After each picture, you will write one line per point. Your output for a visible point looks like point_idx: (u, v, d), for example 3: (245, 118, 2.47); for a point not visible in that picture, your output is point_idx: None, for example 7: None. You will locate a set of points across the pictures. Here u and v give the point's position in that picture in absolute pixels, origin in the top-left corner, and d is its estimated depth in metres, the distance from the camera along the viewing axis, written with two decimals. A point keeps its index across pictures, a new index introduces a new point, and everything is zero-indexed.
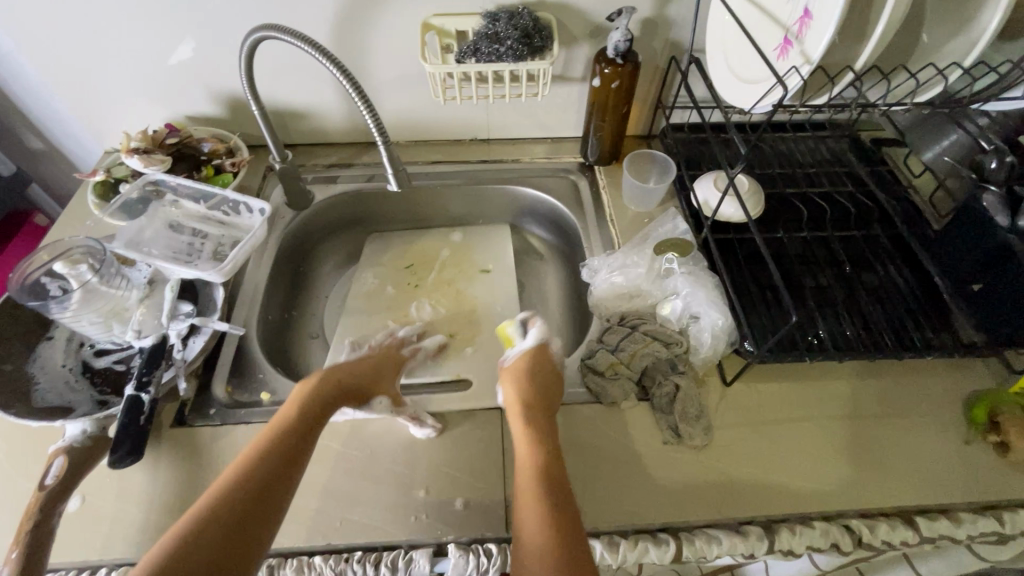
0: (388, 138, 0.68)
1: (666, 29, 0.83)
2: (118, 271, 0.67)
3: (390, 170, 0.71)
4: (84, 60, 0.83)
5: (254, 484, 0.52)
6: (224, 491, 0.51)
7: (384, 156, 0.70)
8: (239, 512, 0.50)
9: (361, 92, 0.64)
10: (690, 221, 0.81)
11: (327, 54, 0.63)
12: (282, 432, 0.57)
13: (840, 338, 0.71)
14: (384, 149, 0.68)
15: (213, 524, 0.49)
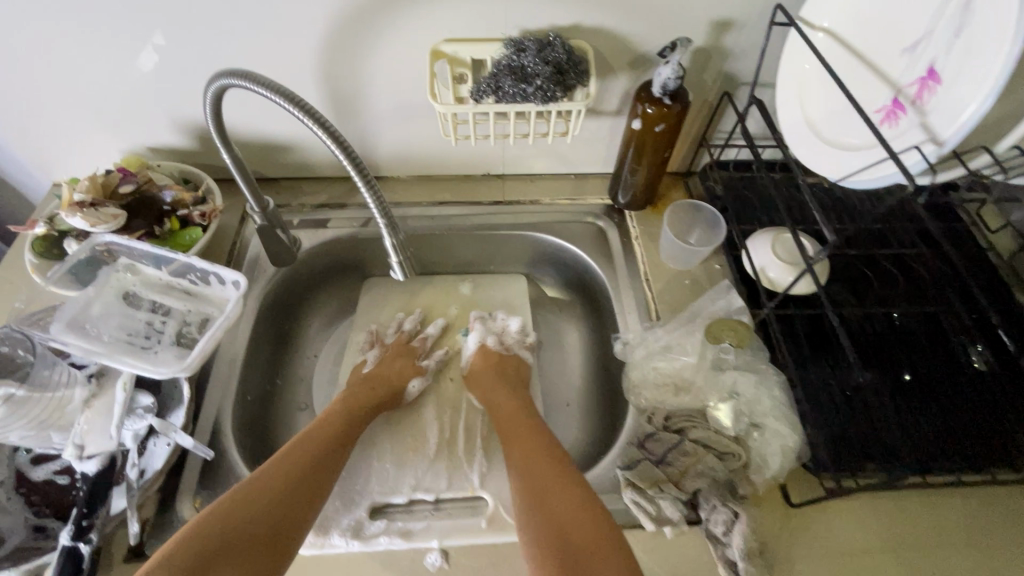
0: (394, 219, 0.55)
1: (720, 61, 0.70)
2: (55, 366, 0.55)
3: (396, 255, 0.58)
4: (23, 84, 0.69)
5: (290, 479, 0.52)
6: (256, 482, 0.51)
7: (389, 244, 0.57)
8: (271, 503, 0.50)
9: (354, 158, 0.50)
10: (744, 290, 0.70)
11: (311, 112, 0.49)
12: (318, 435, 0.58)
13: (924, 447, 0.60)
14: (389, 235, 0.56)
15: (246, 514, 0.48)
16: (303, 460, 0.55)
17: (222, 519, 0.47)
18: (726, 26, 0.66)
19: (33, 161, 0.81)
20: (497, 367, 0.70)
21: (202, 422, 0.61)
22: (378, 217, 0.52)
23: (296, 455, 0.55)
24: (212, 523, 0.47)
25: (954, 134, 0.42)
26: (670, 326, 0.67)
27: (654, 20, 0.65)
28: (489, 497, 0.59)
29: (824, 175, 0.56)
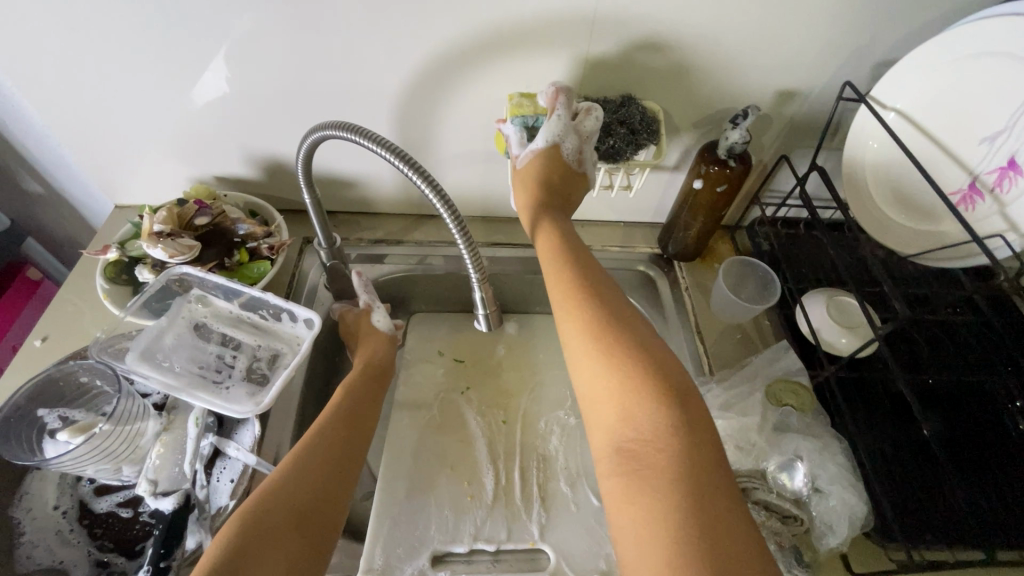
0: (484, 269, 0.58)
1: (781, 126, 0.72)
2: (132, 397, 0.55)
3: (483, 304, 0.60)
4: (107, 112, 0.71)
5: (308, 493, 0.51)
6: (276, 491, 0.49)
7: (477, 297, 0.60)
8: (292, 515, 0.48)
9: (455, 213, 0.52)
10: (800, 351, 0.72)
11: (417, 168, 0.52)
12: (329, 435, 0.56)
13: (982, 520, 0.60)
14: (479, 289, 0.59)
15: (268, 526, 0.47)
16: (324, 467, 0.53)
17: (246, 529, 0.46)
18: (792, 95, 0.68)
19: (100, 184, 0.82)
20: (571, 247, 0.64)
21: None
22: (473, 272, 0.56)
23: (312, 461, 0.53)
24: (234, 536, 0.45)
25: None
26: (728, 382, 0.68)
27: (724, 87, 0.68)
28: (550, 549, 0.59)
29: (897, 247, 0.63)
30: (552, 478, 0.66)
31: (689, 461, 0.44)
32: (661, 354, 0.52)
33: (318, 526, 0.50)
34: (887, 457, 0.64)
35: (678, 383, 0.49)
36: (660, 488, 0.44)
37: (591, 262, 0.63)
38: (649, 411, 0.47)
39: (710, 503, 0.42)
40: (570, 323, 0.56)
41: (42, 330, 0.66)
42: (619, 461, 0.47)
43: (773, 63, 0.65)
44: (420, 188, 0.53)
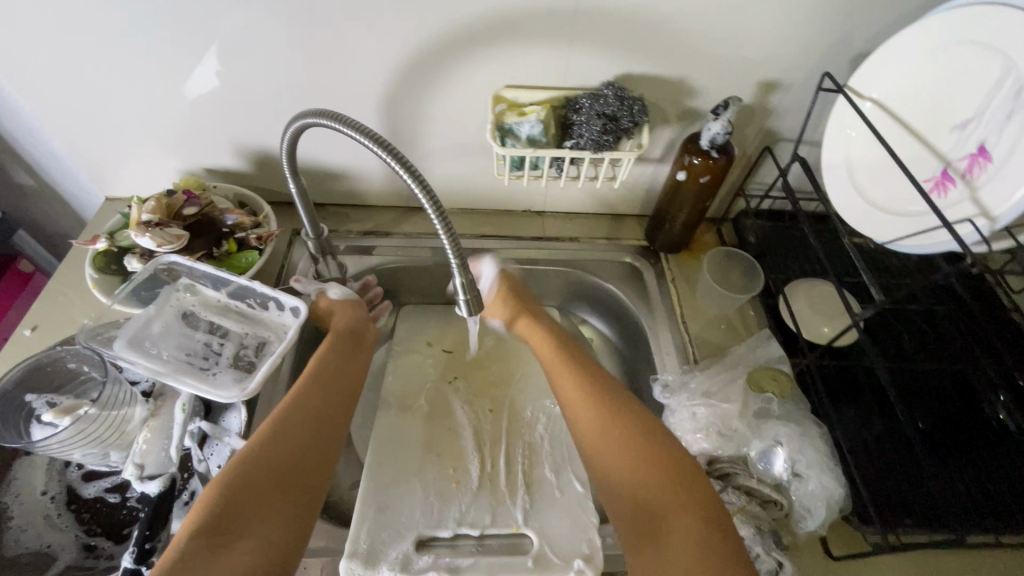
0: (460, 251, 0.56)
1: (763, 118, 0.73)
2: (119, 384, 0.56)
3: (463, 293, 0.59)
4: (96, 104, 0.72)
5: (290, 446, 0.54)
6: (258, 444, 0.53)
7: (456, 281, 0.59)
8: (276, 466, 0.52)
9: (430, 190, 0.52)
10: (783, 340, 0.72)
11: (396, 155, 0.52)
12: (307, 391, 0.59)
13: (958, 503, 0.61)
14: (458, 275, 0.57)
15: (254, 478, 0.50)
16: (310, 421, 0.57)
17: (231, 482, 0.49)
18: (773, 87, 0.69)
19: (92, 177, 0.83)
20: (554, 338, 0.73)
21: None
22: (453, 259, 0.54)
23: (291, 416, 0.56)
24: (221, 487, 0.49)
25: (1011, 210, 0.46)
26: (710, 370, 0.69)
27: (707, 78, 0.69)
28: (533, 534, 0.59)
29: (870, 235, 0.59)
30: (536, 465, 0.66)
31: (689, 502, 0.53)
32: (639, 412, 0.62)
33: (304, 475, 0.54)
34: (864, 441, 0.65)
35: (662, 437, 0.59)
36: (672, 537, 0.51)
37: (576, 349, 0.72)
38: (645, 466, 0.56)
39: (714, 539, 0.50)
40: (569, 403, 0.66)
41: (32, 319, 0.66)
42: (636, 520, 0.54)
43: (754, 54, 0.65)
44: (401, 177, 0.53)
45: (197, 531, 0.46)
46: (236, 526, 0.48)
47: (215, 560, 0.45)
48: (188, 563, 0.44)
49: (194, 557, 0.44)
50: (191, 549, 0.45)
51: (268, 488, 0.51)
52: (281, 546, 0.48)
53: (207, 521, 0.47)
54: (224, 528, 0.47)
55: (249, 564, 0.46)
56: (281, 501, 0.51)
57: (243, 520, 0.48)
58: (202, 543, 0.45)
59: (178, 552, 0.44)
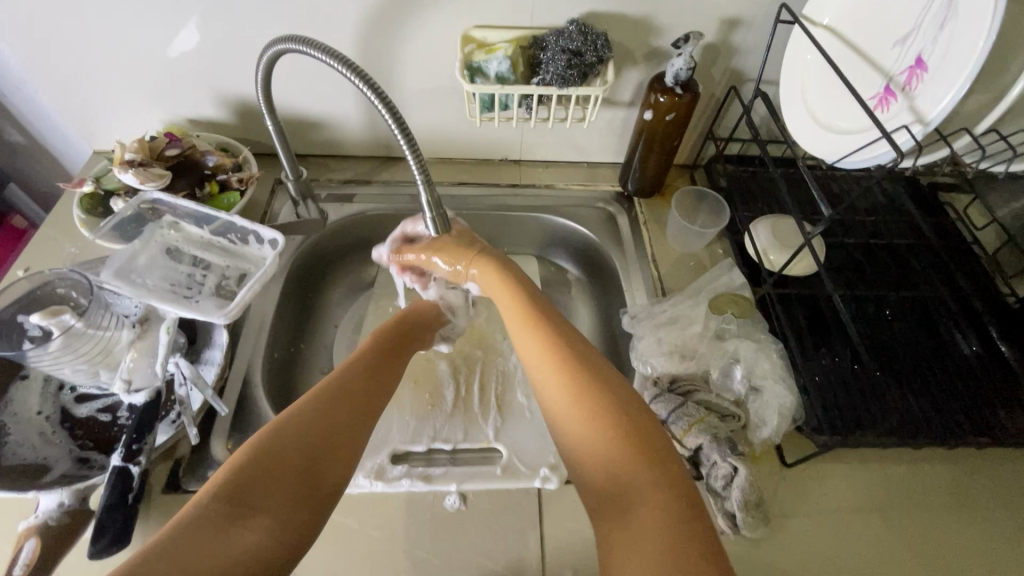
0: (429, 179, 0.55)
1: (728, 57, 0.75)
2: (106, 308, 0.59)
3: (430, 214, 0.59)
4: (77, 54, 0.74)
5: (329, 419, 0.49)
6: (300, 411, 0.48)
7: (423, 199, 0.58)
8: (313, 436, 0.47)
9: (402, 123, 0.51)
10: (746, 271, 0.75)
11: (361, 74, 0.52)
12: (355, 369, 0.55)
13: (910, 416, 0.63)
14: (425, 192, 0.56)
15: (290, 447, 0.45)
16: (355, 399, 0.52)
17: (264, 446, 0.45)
18: (736, 23, 0.71)
19: (77, 132, 0.85)
20: (512, 276, 0.61)
21: (235, 370, 0.64)
22: (416, 173, 0.52)
23: (339, 391, 0.52)
24: (255, 450, 0.44)
25: (938, 112, 0.49)
26: (676, 300, 0.72)
27: (670, 15, 0.70)
28: (503, 448, 0.63)
29: (822, 156, 0.62)
30: (510, 392, 0.69)
31: (660, 478, 0.43)
32: (603, 366, 0.51)
33: (338, 455, 0.47)
34: (822, 363, 0.67)
35: (627, 398, 0.48)
36: (637, 511, 0.42)
37: (535, 292, 0.60)
38: (609, 429, 0.46)
39: (682, 517, 0.41)
40: (528, 356, 0.54)
41: (23, 259, 0.69)
42: (596, 485, 0.46)
43: None
44: (368, 98, 0.53)
45: (220, 493, 0.41)
46: (256, 505, 0.41)
47: (229, 530, 0.39)
48: (200, 530, 0.39)
49: (209, 520, 0.39)
50: (207, 513, 0.40)
51: (302, 463, 0.45)
52: (297, 531, 0.42)
53: (233, 483, 0.42)
54: (248, 496, 0.42)
55: (262, 546, 0.40)
56: (307, 478, 0.45)
57: (268, 490, 0.42)
58: (221, 507, 0.40)
59: (194, 513, 0.39)
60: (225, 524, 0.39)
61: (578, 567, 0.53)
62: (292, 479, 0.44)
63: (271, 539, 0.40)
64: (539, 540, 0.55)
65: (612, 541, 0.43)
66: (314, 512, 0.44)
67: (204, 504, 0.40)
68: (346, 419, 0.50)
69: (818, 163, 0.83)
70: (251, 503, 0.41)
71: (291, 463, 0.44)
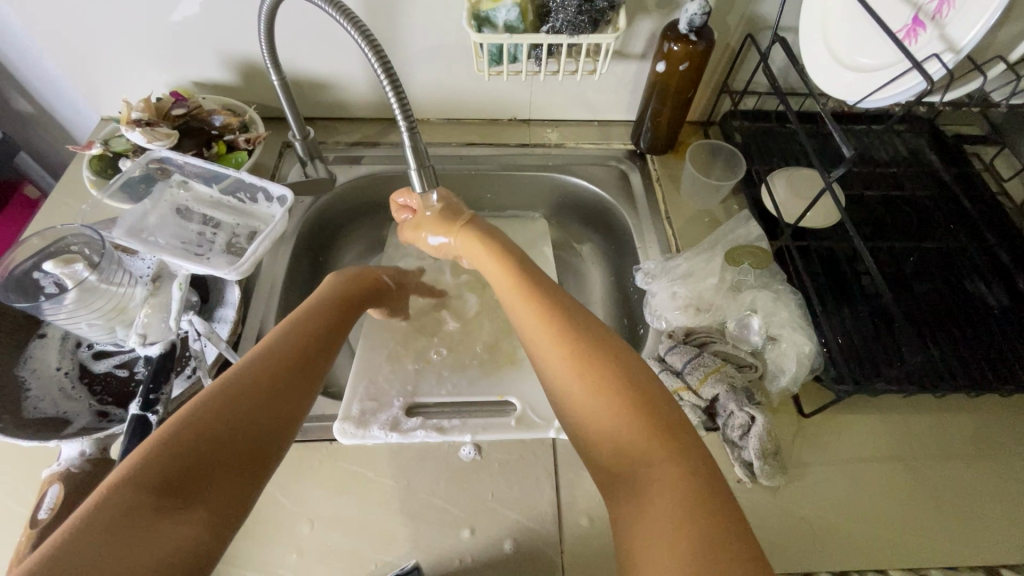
0: (415, 125, 0.56)
1: (746, 3, 0.72)
2: (120, 264, 0.59)
3: (415, 167, 0.58)
4: (77, 16, 0.72)
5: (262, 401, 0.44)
6: (237, 394, 0.43)
7: (406, 149, 0.57)
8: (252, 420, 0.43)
9: (383, 61, 0.52)
10: (763, 225, 0.74)
11: (352, 19, 0.53)
12: (294, 343, 0.51)
13: (934, 364, 0.61)
14: (409, 140, 0.56)
15: (221, 433, 0.40)
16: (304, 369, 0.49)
17: (193, 426, 0.40)
18: None
19: (84, 99, 0.84)
20: (516, 263, 0.59)
21: (248, 327, 0.64)
22: (400, 118, 0.54)
23: (272, 370, 0.47)
24: (186, 432, 0.39)
25: (971, 38, 0.47)
26: (690, 255, 0.71)
27: None
28: (517, 401, 0.63)
29: (845, 98, 0.59)
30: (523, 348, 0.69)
31: (675, 458, 0.42)
32: (626, 352, 0.49)
33: (269, 440, 0.43)
34: (840, 312, 0.66)
35: (644, 381, 0.47)
36: (655, 493, 0.40)
37: (546, 279, 0.57)
38: (626, 412, 0.44)
39: (699, 496, 0.39)
40: (541, 344, 0.51)
41: (35, 223, 0.69)
42: (612, 468, 0.44)
43: None
44: (360, 47, 0.53)
45: (147, 480, 0.36)
46: (194, 486, 0.38)
47: (159, 523, 0.35)
48: (125, 522, 0.34)
49: (133, 510, 0.34)
50: (132, 502, 0.35)
51: (233, 450, 0.41)
52: (229, 523, 0.38)
53: (162, 470, 0.37)
54: (180, 485, 0.37)
55: (197, 543, 0.36)
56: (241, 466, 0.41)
57: (202, 483, 0.38)
58: (150, 499, 0.35)
59: (116, 503, 0.34)
60: (152, 517, 0.35)
61: (594, 514, 0.53)
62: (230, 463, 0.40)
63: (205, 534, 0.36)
64: (554, 488, 0.55)
65: (627, 525, 0.41)
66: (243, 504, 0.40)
67: (137, 486, 0.36)
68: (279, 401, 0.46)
69: (837, 114, 0.81)
70: (183, 495, 0.37)
71: (224, 450, 0.40)
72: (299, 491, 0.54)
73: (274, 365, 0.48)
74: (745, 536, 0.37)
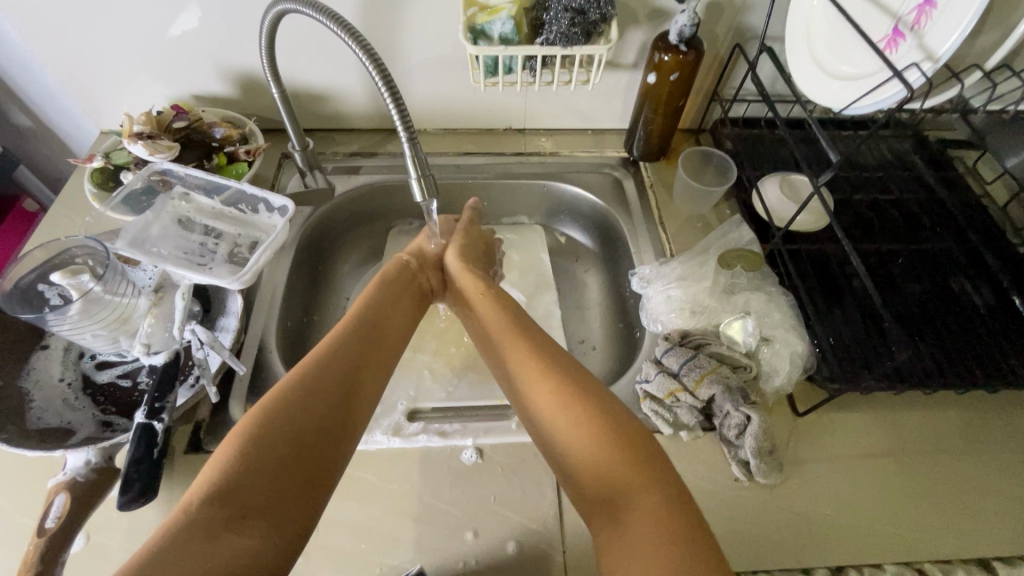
0: (415, 135, 0.57)
1: (733, 14, 0.74)
2: (123, 275, 0.59)
3: (416, 175, 0.60)
4: (78, 32, 0.73)
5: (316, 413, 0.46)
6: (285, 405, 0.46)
7: (407, 158, 0.59)
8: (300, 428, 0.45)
9: (383, 71, 0.54)
10: (755, 229, 0.76)
11: (352, 33, 0.55)
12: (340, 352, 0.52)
13: (924, 362, 0.63)
14: (410, 150, 0.57)
15: (276, 448, 0.43)
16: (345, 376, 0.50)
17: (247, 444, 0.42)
18: None
19: (83, 112, 0.85)
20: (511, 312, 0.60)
21: (250, 335, 0.65)
22: (400, 128, 0.55)
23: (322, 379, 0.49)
24: (242, 449, 0.42)
25: (948, 48, 0.49)
26: (684, 259, 0.72)
27: None
28: None
29: (830, 105, 0.61)
30: None
31: (655, 488, 0.43)
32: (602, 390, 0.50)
33: (326, 450, 0.46)
34: (832, 314, 0.68)
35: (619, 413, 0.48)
36: (632, 523, 0.42)
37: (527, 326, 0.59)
38: (613, 443, 0.46)
39: (677, 529, 0.40)
40: (524, 378, 0.53)
41: (37, 235, 0.70)
42: (592, 493, 0.45)
43: None
44: (361, 60, 0.55)
45: (211, 497, 0.40)
46: (253, 500, 0.41)
47: (222, 536, 0.38)
48: (195, 538, 0.38)
49: (197, 529, 0.38)
50: (195, 523, 0.38)
51: (291, 462, 0.43)
52: (292, 528, 0.41)
53: (221, 487, 0.40)
54: (239, 500, 0.40)
55: (257, 551, 0.39)
56: (297, 474, 0.43)
57: (258, 497, 0.41)
58: (212, 515, 0.39)
59: (183, 522, 0.38)
60: (215, 532, 0.38)
61: None
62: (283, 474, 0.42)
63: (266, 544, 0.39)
64: (555, 490, 0.56)
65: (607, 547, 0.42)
66: (307, 513, 0.43)
67: (199, 506, 0.39)
68: (335, 409, 0.48)
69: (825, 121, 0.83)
70: (240, 510, 0.40)
71: (280, 465, 0.43)
72: None
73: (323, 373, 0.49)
74: (719, 571, 0.38)
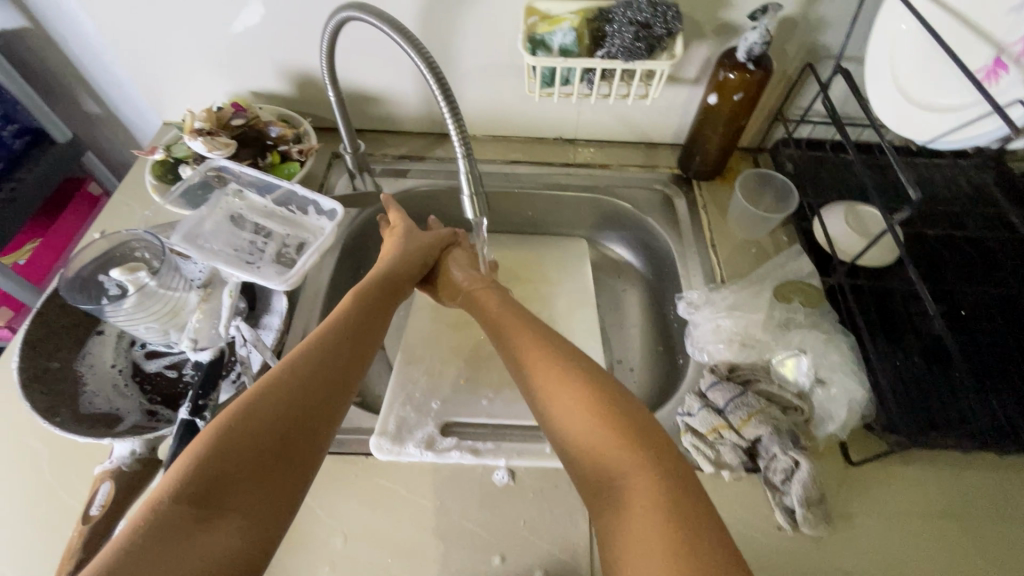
0: (470, 150, 0.56)
1: (808, 32, 0.70)
2: (175, 268, 0.61)
3: (469, 193, 0.58)
4: (149, 29, 0.75)
5: (288, 398, 0.45)
6: (256, 399, 0.44)
7: (462, 173, 0.57)
8: (274, 425, 0.43)
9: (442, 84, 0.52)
10: (815, 260, 0.72)
11: (414, 43, 0.54)
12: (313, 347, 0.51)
13: (998, 421, 0.58)
14: (465, 167, 0.56)
15: (247, 431, 0.41)
16: (322, 370, 0.49)
17: (212, 437, 0.41)
18: None
19: (149, 105, 0.88)
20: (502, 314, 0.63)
21: (291, 336, 0.66)
22: (458, 146, 0.54)
23: (289, 371, 0.47)
24: (211, 443, 0.40)
25: None
26: (736, 287, 0.69)
27: None
28: None
29: (910, 136, 0.59)
30: None
31: (659, 466, 0.42)
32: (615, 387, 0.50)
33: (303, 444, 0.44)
34: (896, 360, 0.63)
35: (624, 403, 0.48)
36: (635, 510, 0.40)
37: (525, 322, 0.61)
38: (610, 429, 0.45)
39: (676, 515, 0.39)
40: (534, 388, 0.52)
41: (100, 222, 0.73)
42: (592, 487, 0.44)
43: None
44: (424, 75, 0.54)
45: (181, 496, 0.37)
46: (227, 499, 0.38)
47: (195, 535, 0.36)
48: (167, 536, 0.35)
49: (169, 526, 0.35)
50: (165, 519, 0.36)
51: (263, 450, 0.41)
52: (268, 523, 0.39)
53: (194, 483, 0.38)
54: (213, 496, 0.38)
55: (229, 549, 0.36)
56: (270, 466, 0.41)
57: (234, 488, 0.39)
58: (181, 509, 0.36)
59: (154, 519, 0.36)
60: (188, 534, 0.36)
61: None
62: (252, 466, 0.40)
63: (243, 534, 0.38)
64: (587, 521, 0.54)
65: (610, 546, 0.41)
66: (281, 507, 0.40)
67: (171, 502, 0.37)
68: (307, 402, 0.46)
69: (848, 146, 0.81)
70: (216, 502, 0.38)
71: (253, 452, 0.41)
72: (334, 503, 0.55)
73: (294, 366, 0.48)
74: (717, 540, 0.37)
